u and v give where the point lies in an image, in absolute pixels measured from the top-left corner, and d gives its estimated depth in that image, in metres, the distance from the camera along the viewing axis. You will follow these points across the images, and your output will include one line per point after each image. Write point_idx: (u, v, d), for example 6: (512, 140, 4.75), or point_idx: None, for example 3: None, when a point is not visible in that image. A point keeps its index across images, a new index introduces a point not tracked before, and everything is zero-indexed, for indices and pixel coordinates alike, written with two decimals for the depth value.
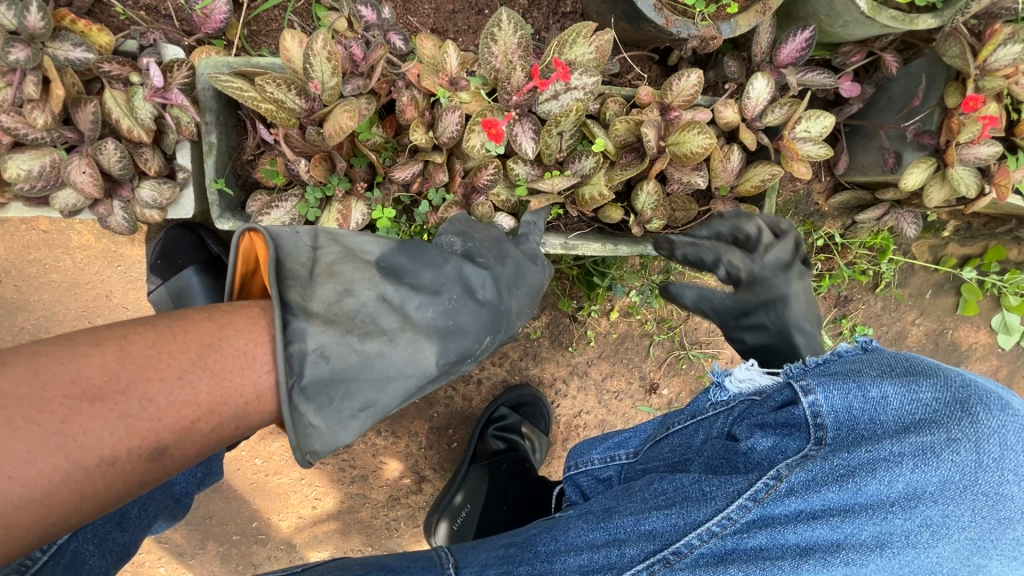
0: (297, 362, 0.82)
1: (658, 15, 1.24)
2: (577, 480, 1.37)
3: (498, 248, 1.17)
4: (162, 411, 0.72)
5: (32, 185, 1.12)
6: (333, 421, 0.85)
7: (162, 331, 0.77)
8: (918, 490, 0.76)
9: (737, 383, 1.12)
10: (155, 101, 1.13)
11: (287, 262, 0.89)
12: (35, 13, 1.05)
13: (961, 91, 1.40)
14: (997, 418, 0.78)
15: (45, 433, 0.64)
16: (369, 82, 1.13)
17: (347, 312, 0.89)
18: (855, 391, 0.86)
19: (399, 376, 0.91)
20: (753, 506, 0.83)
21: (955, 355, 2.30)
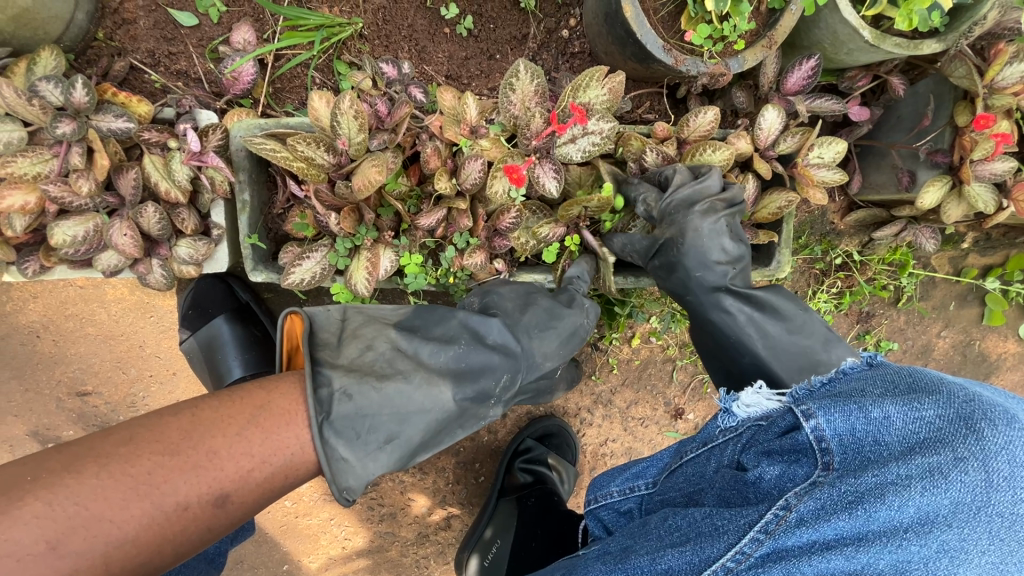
0: (326, 402, 0.93)
1: (667, 55, 1.28)
2: (600, 514, 1.37)
3: (526, 298, 1.22)
4: (221, 456, 0.87)
5: (77, 250, 1.18)
6: (361, 454, 0.94)
7: (222, 400, 0.93)
8: (931, 514, 0.72)
9: (745, 408, 1.10)
10: (192, 165, 1.19)
11: (319, 332, 1.02)
12: (79, 89, 1.11)
13: (970, 110, 1.42)
14: (1005, 433, 0.74)
15: (136, 482, 0.81)
16: (395, 137, 1.18)
17: (368, 364, 0.99)
18: (856, 413, 0.85)
19: (418, 412, 0.98)
20: (765, 539, 0.82)
21: (984, 366, 2.26)
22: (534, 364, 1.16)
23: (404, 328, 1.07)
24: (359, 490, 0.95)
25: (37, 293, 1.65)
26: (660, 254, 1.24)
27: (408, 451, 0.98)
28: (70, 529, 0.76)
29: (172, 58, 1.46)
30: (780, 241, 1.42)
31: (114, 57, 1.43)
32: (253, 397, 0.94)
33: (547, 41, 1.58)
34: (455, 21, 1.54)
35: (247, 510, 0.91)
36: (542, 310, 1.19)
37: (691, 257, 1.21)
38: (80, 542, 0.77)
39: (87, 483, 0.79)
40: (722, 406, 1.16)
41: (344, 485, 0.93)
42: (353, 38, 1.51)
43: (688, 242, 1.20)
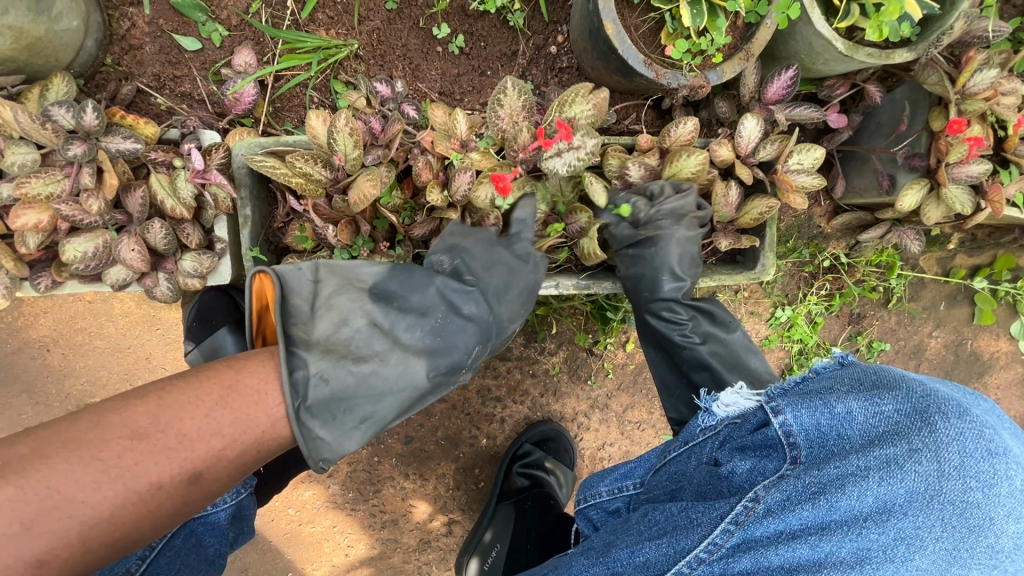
0: (302, 386, 1.01)
1: (648, 69, 1.34)
2: (588, 514, 1.42)
3: (490, 253, 1.24)
4: (192, 434, 0.91)
5: (87, 265, 1.23)
6: (338, 433, 1.03)
7: (190, 381, 0.96)
8: (888, 503, 0.83)
9: (723, 407, 1.18)
10: (196, 182, 1.24)
11: (291, 297, 1.07)
12: (90, 113, 1.17)
13: (944, 115, 1.47)
14: (956, 426, 0.86)
15: (106, 465, 0.84)
16: (388, 152, 1.23)
17: (343, 342, 1.07)
18: (821, 409, 0.96)
19: (393, 390, 1.08)
20: (736, 530, 0.92)
21: (977, 365, 2.29)
22: (502, 330, 1.26)
23: (376, 300, 1.13)
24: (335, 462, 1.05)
25: (47, 309, 1.71)
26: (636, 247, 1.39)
27: (382, 428, 1.09)
28: (43, 510, 0.79)
29: (177, 81, 1.53)
30: (763, 244, 1.47)
31: (122, 81, 1.50)
32: (219, 377, 0.98)
33: (535, 57, 1.64)
34: (447, 39, 1.61)
35: (223, 483, 0.96)
36: (502, 271, 1.23)
37: (663, 259, 1.38)
38: (53, 522, 0.79)
39: (57, 468, 0.81)
40: (703, 406, 1.24)
41: (322, 460, 1.02)
42: (350, 59, 1.57)
43: (661, 248, 1.36)
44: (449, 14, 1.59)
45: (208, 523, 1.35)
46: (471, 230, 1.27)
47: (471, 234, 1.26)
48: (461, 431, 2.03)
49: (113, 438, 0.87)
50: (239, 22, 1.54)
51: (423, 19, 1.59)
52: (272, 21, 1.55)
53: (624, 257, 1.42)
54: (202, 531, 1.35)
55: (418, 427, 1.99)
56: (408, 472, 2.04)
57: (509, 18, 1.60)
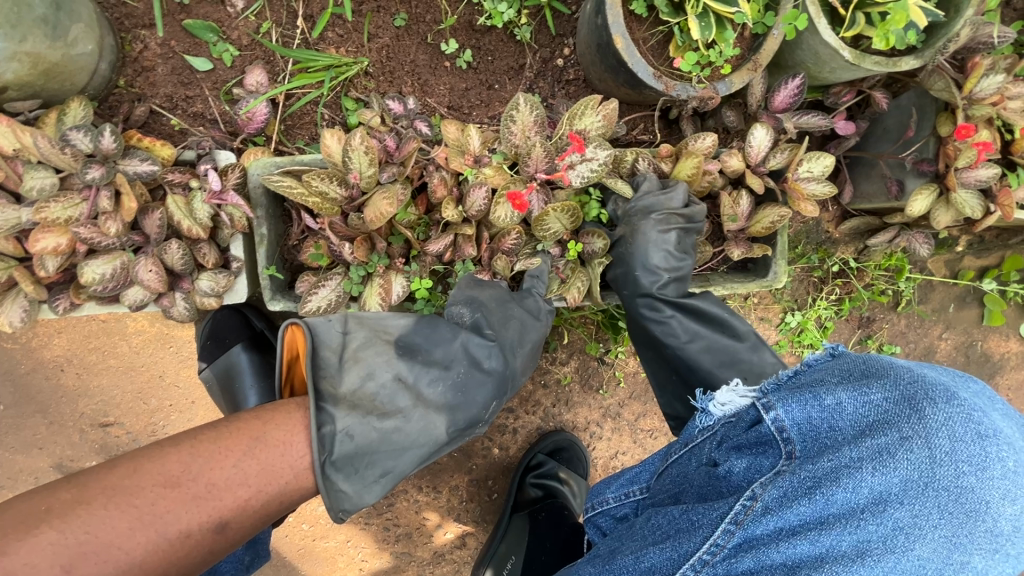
0: (328, 442, 1.00)
1: (658, 82, 1.35)
2: (597, 521, 1.43)
3: (504, 309, 1.28)
4: (224, 482, 0.95)
5: (105, 286, 1.23)
6: (359, 487, 1.04)
7: (221, 430, 0.99)
8: (883, 494, 0.82)
9: (720, 406, 1.19)
10: (213, 204, 1.26)
11: (321, 350, 1.05)
12: (108, 137, 1.19)
13: (952, 120, 1.47)
14: (944, 410, 0.84)
15: (142, 513, 0.88)
16: (403, 170, 1.24)
17: (369, 395, 1.06)
18: (811, 402, 0.96)
19: (414, 445, 1.08)
20: (736, 529, 0.92)
21: (988, 367, 2.29)
22: (513, 380, 1.30)
23: (400, 352, 1.13)
24: (351, 512, 1.06)
25: (62, 329, 1.72)
26: (614, 248, 1.40)
27: (399, 480, 1.10)
28: (80, 554, 0.84)
29: (189, 101, 1.55)
30: (775, 253, 1.49)
31: (134, 103, 1.52)
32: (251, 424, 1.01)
33: (543, 70, 1.66)
34: (455, 54, 1.62)
35: (245, 534, 0.99)
36: (517, 329, 1.28)
37: (636, 255, 1.36)
38: (91, 567, 0.84)
39: (97, 514, 0.86)
40: (700, 407, 1.26)
41: (341, 510, 1.04)
42: (359, 76, 1.59)
43: (636, 243, 1.35)
44: (457, 29, 1.61)
45: None
46: (485, 283, 1.31)
47: (485, 287, 1.30)
48: (473, 443, 2.03)
49: (149, 479, 0.90)
50: (249, 41, 1.56)
51: (431, 35, 1.61)
52: (282, 40, 1.57)
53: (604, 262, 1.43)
54: None
55: None
56: (421, 485, 2.04)
57: (517, 32, 1.62)
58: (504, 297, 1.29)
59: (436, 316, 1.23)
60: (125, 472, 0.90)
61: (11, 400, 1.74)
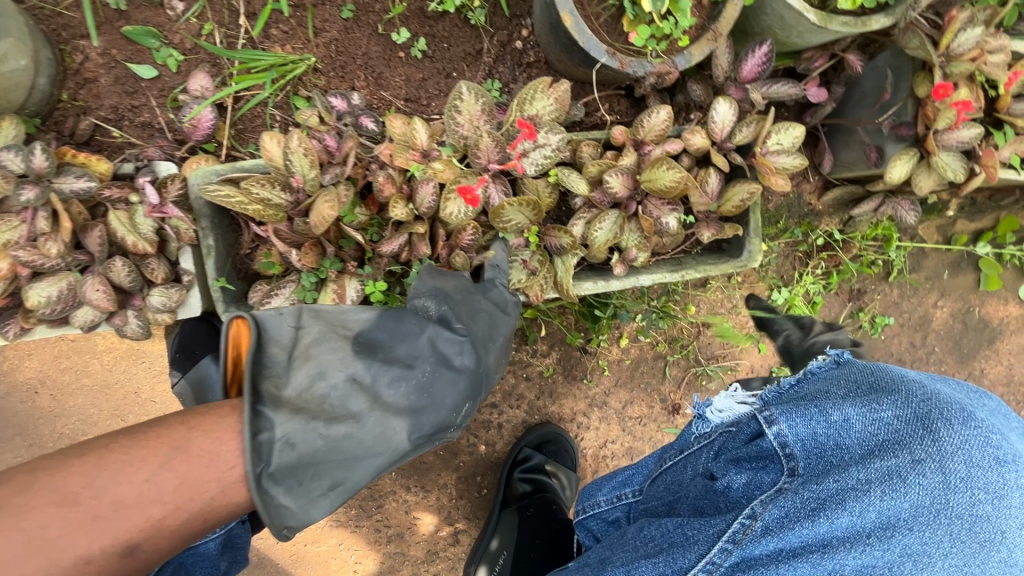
0: (265, 451, 0.93)
1: (613, 59, 1.29)
2: (588, 524, 1.44)
3: (469, 301, 1.23)
4: (143, 496, 0.88)
5: (53, 309, 1.20)
6: (304, 501, 0.97)
7: (138, 438, 0.92)
8: (892, 518, 0.80)
9: (717, 413, 1.18)
10: (155, 217, 1.23)
11: (268, 349, 1.00)
12: (39, 155, 1.14)
13: (929, 81, 1.40)
14: (959, 432, 0.86)
15: (29, 538, 0.80)
16: (345, 170, 1.18)
17: (317, 399, 1.00)
18: (816, 417, 0.95)
19: (370, 453, 1.02)
20: (733, 548, 0.89)
21: (986, 332, 2.22)
22: (485, 381, 1.24)
23: (358, 352, 1.07)
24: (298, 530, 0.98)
25: (31, 351, 1.70)
26: None
27: (353, 493, 1.03)
28: None
29: (135, 111, 1.50)
30: (748, 231, 1.43)
31: (80, 117, 1.48)
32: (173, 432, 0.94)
33: (501, 54, 1.59)
34: (408, 44, 1.56)
35: None
36: (485, 324, 1.23)
37: None
38: None
39: None
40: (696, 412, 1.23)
41: (284, 528, 0.96)
42: (308, 73, 1.53)
43: None
44: (408, 18, 1.55)
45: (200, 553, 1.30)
46: (444, 274, 1.24)
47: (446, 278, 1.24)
48: (459, 440, 2.00)
49: (42, 498, 0.83)
50: (192, 45, 1.50)
51: (381, 25, 1.54)
52: (226, 41, 1.51)
53: None
54: (191, 561, 1.27)
55: None
56: (409, 485, 2.02)
57: (471, 16, 1.55)
58: (472, 290, 1.25)
59: (401, 310, 1.17)
60: (17, 487, 0.83)
61: None
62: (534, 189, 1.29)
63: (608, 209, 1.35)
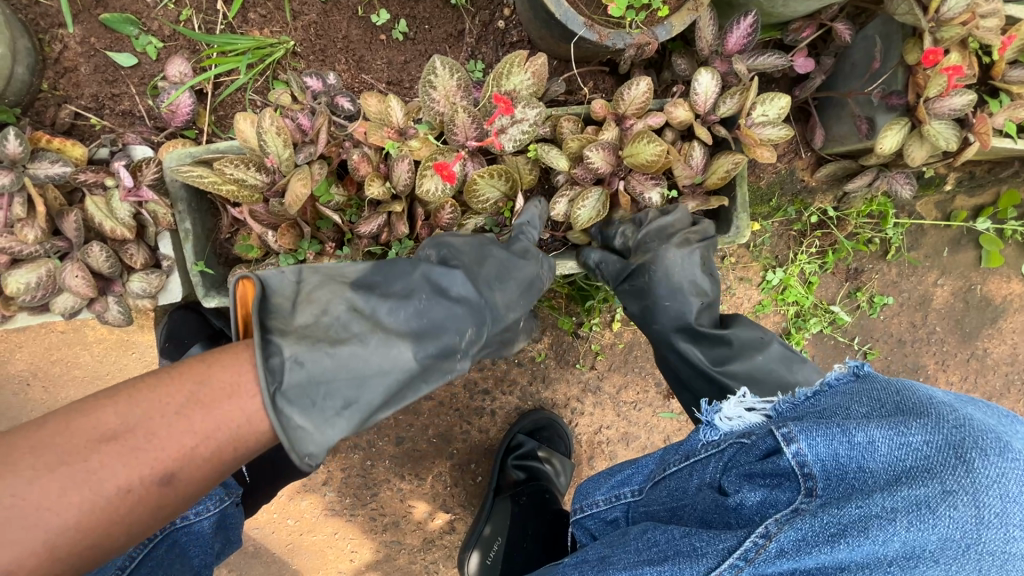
0: (278, 371, 0.93)
1: (590, 31, 1.26)
2: (585, 522, 1.42)
3: (481, 252, 1.21)
4: (93, 481, 0.81)
5: (33, 296, 1.20)
6: (319, 421, 0.94)
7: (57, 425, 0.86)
8: (915, 549, 0.76)
9: (728, 421, 1.14)
10: (131, 201, 1.21)
11: (273, 299, 0.99)
12: (12, 141, 1.14)
13: (919, 47, 1.35)
14: (997, 464, 0.77)
15: None
16: (318, 148, 1.18)
17: (322, 328, 1.00)
18: (839, 437, 0.88)
19: (377, 375, 0.99)
20: (745, 566, 0.88)
21: (989, 311, 2.18)
22: (496, 317, 1.19)
23: (358, 287, 1.06)
24: (321, 456, 0.96)
25: (22, 343, 1.71)
26: (630, 280, 1.37)
27: (368, 416, 0.99)
28: None
29: (116, 99, 1.49)
30: (734, 204, 1.40)
31: (60, 106, 1.47)
32: (109, 415, 0.85)
33: (483, 34, 1.57)
34: (389, 26, 1.54)
35: None
36: (493, 268, 1.20)
37: (660, 281, 1.35)
38: None
39: None
40: (704, 419, 1.19)
41: (304, 452, 0.93)
42: (288, 57, 1.52)
43: (658, 271, 1.33)
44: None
45: (193, 532, 1.28)
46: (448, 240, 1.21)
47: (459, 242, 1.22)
48: (452, 428, 1.99)
49: None
50: (171, 32, 1.49)
51: (360, 7, 1.52)
52: (205, 27, 1.50)
53: (623, 292, 1.41)
54: (186, 539, 1.27)
55: (408, 426, 1.96)
56: (404, 473, 2.01)
57: None
58: (479, 243, 1.21)
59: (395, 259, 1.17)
60: None
61: None
62: (513, 165, 1.28)
63: (591, 187, 1.32)
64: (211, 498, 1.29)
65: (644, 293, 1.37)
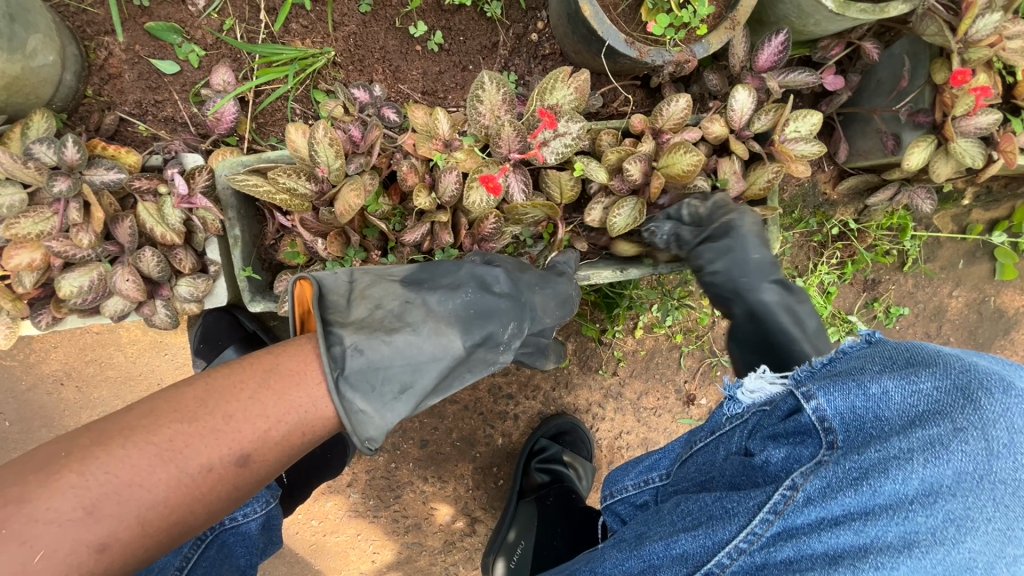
0: (340, 359, 0.97)
1: (631, 48, 1.29)
2: (616, 508, 1.43)
3: (522, 268, 1.26)
4: (167, 479, 0.83)
5: (84, 299, 1.23)
6: (379, 405, 0.97)
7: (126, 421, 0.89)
8: (934, 485, 0.82)
9: (750, 394, 1.15)
10: (183, 208, 1.25)
11: (329, 294, 1.03)
12: (71, 148, 1.17)
13: (947, 67, 1.39)
14: (1001, 401, 0.84)
15: None
16: (370, 159, 1.22)
17: (377, 319, 1.03)
18: (855, 391, 0.93)
19: (431, 360, 1.02)
20: (775, 519, 0.91)
21: (1001, 323, 2.22)
22: (535, 317, 1.22)
23: (411, 284, 1.11)
24: (381, 440, 0.98)
25: (58, 343, 1.73)
26: (714, 239, 1.32)
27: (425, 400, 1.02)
28: None
29: (158, 106, 1.52)
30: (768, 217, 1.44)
31: (104, 112, 1.50)
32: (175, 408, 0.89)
33: (517, 46, 1.60)
34: (426, 37, 1.57)
35: None
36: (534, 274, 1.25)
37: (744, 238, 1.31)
38: None
39: None
40: (726, 393, 1.21)
41: (365, 436, 0.96)
42: (327, 67, 1.55)
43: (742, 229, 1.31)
44: (425, 11, 1.56)
45: (240, 533, 1.29)
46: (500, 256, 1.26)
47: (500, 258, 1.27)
48: (475, 432, 2.02)
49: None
50: (214, 40, 1.52)
51: (398, 19, 1.55)
52: (247, 37, 1.53)
53: (704, 254, 1.33)
54: (233, 540, 1.29)
55: (432, 430, 1.99)
56: (427, 476, 2.04)
57: (486, 9, 1.56)
58: (517, 264, 1.26)
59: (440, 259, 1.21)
60: None
61: (16, 417, 1.76)
62: (556, 180, 1.30)
63: (626, 196, 1.35)
64: (259, 500, 1.29)
65: (731, 248, 1.31)
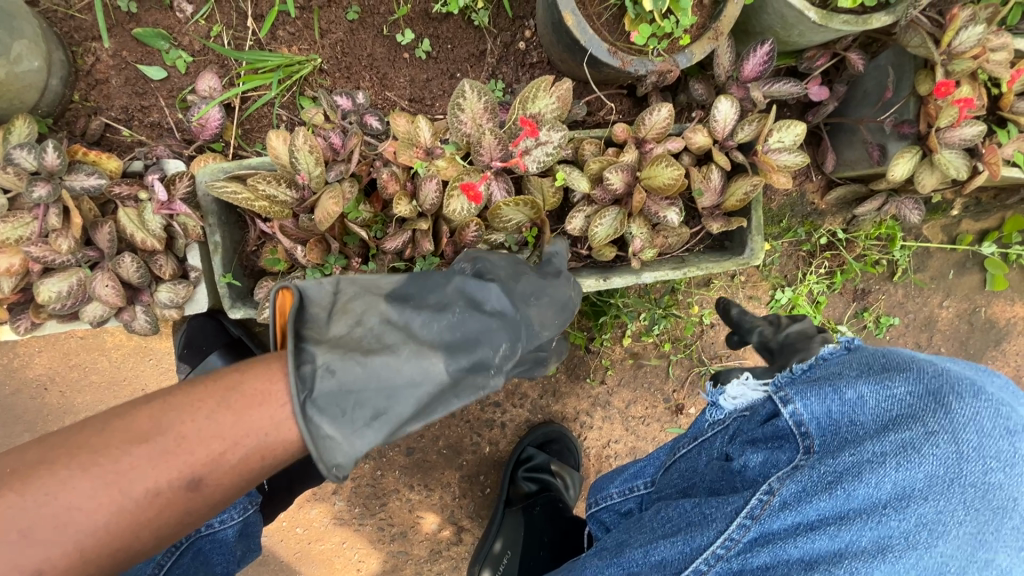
0: (309, 380, 0.94)
1: (613, 58, 1.29)
2: (600, 517, 1.42)
3: (515, 269, 1.22)
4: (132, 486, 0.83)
5: (63, 304, 1.23)
6: (348, 431, 0.95)
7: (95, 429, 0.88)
8: (907, 489, 0.81)
9: (732, 400, 1.12)
10: (163, 214, 1.24)
11: (310, 309, 1.01)
12: (51, 153, 1.16)
13: (931, 78, 1.40)
14: (971, 405, 0.84)
15: None
16: (350, 166, 1.21)
17: (355, 339, 1.00)
18: (831, 395, 0.93)
19: (408, 386, 0.99)
20: (752, 524, 0.90)
21: (992, 334, 2.21)
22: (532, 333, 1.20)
23: (395, 301, 1.08)
24: (349, 468, 0.96)
25: (42, 347, 1.73)
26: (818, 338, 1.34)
27: (397, 427, 0.99)
28: None
29: (145, 112, 1.53)
30: (750, 227, 1.43)
31: (91, 117, 1.50)
32: (144, 416, 0.88)
33: (505, 55, 1.60)
34: (413, 45, 1.57)
35: None
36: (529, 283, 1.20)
37: None
38: None
39: None
40: (709, 399, 1.20)
41: (332, 464, 0.93)
42: (314, 74, 1.55)
43: None
44: (413, 19, 1.56)
45: (217, 540, 1.28)
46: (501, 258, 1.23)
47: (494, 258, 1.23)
48: (462, 439, 2.01)
49: None
50: (201, 47, 1.53)
51: (386, 26, 1.56)
52: (234, 43, 1.54)
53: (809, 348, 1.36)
54: (210, 548, 1.27)
55: (418, 437, 1.98)
56: (413, 484, 2.02)
57: (474, 17, 1.56)
58: (512, 264, 1.22)
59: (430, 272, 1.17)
60: None
61: None
62: (538, 186, 1.31)
63: (609, 206, 1.35)
64: (236, 508, 1.27)
65: None
